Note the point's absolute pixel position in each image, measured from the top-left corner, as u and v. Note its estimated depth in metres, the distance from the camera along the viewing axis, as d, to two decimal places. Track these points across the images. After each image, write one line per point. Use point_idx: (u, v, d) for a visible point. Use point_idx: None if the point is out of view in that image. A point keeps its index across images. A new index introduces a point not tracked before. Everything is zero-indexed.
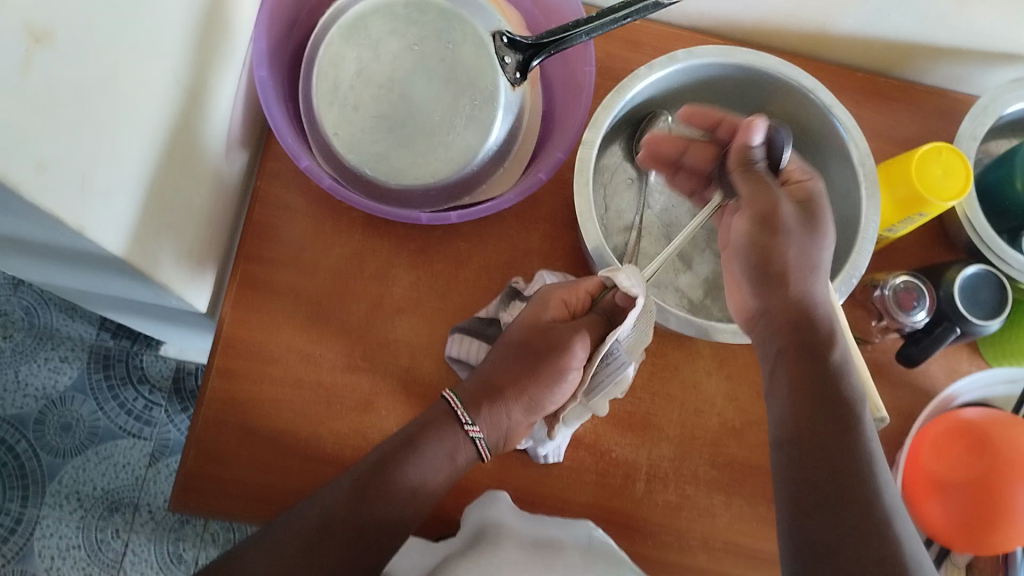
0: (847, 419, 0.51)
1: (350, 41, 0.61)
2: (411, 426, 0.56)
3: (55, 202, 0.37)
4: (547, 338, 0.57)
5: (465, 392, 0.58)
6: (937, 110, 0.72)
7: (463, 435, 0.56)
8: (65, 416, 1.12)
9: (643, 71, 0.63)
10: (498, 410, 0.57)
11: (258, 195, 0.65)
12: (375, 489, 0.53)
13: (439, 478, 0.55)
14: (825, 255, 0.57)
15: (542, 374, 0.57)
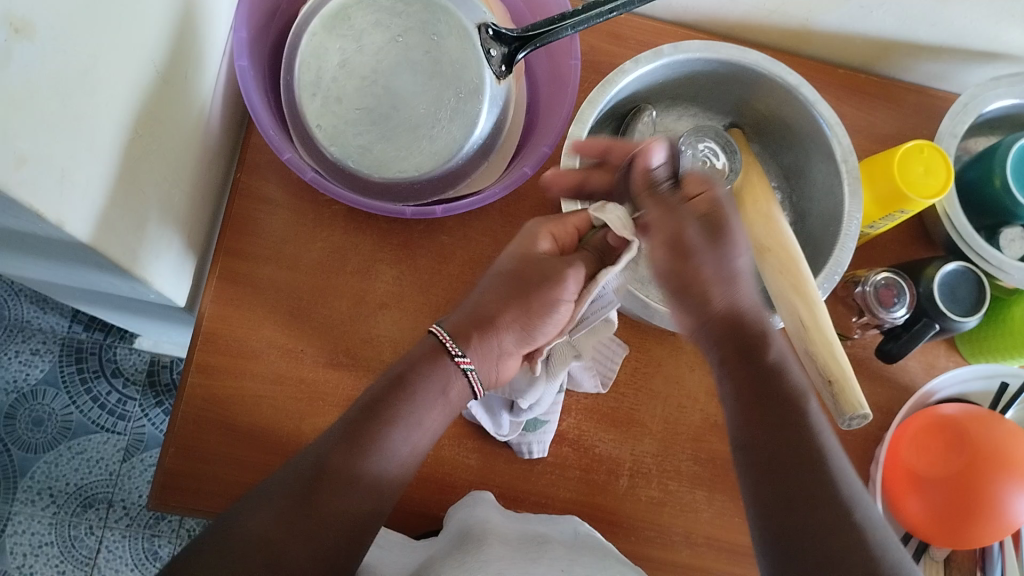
0: (790, 419, 0.47)
1: (332, 32, 0.61)
2: (398, 367, 0.54)
3: (36, 196, 0.37)
4: (540, 269, 0.55)
5: (453, 322, 0.55)
6: (915, 106, 0.73)
7: (454, 367, 0.53)
8: (37, 410, 1.14)
9: (629, 65, 0.62)
10: (489, 339, 0.54)
11: (239, 188, 0.65)
12: (370, 436, 0.50)
13: (431, 419, 0.53)
14: (789, 239, 0.59)
15: (534, 302, 0.54)
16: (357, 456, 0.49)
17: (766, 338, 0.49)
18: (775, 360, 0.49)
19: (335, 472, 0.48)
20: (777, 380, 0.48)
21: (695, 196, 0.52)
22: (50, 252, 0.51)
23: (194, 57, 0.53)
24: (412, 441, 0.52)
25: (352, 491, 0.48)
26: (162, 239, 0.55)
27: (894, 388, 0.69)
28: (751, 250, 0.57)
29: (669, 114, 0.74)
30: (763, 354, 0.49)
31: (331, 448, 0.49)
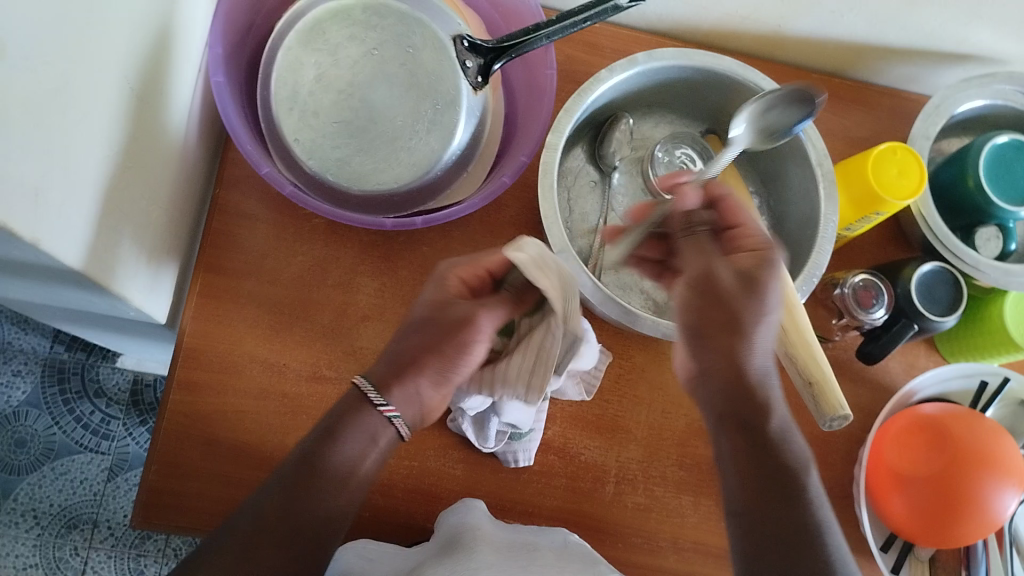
0: (795, 496, 0.49)
1: (308, 46, 0.61)
2: (327, 417, 0.53)
3: (8, 215, 0.36)
4: (450, 314, 0.54)
5: (378, 370, 0.54)
6: (889, 110, 0.74)
7: (378, 416, 0.52)
8: (19, 432, 1.12)
9: (605, 74, 0.63)
10: (407, 384, 0.54)
11: (217, 203, 0.65)
12: (309, 479, 0.50)
13: (366, 461, 0.52)
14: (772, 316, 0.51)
15: (448, 350, 0.54)
16: (306, 487, 0.50)
17: (770, 405, 0.51)
18: (778, 429, 0.51)
19: (297, 484, 0.50)
20: (784, 452, 0.50)
21: (749, 245, 0.53)
22: (26, 272, 0.50)
23: (168, 72, 0.53)
24: (366, 465, 0.52)
25: (316, 499, 0.50)
26: (140, 256, 0.55)
27: (876, 389, 0.70)
28: (757, 337, 0.51)
29: (646, 121, 0.74)
30: (763, 423, 0.51)
31: (270, 494, 0.49)
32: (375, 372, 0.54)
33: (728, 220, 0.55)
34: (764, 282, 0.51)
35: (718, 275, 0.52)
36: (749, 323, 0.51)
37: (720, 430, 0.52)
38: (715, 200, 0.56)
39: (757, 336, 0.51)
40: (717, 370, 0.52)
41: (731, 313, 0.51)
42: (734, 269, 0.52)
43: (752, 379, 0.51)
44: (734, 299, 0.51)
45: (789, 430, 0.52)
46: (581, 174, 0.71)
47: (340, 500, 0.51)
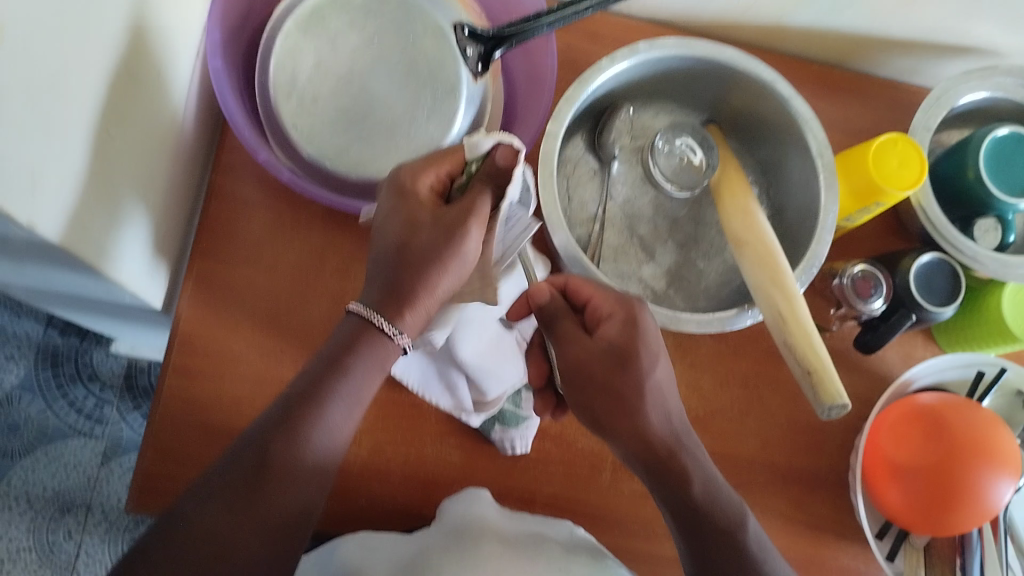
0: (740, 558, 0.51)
1: (307, 32, 0.60)
2: (336, 343, 0.49)
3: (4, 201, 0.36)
4: (435, 228, 0.49)
5: (374, 292, 0.50)
6: (889, 101, 0.74)
7: (390, 346, 0.49)
8: (12, 416, 1.12)
9: (605, 62, 0.62)
10: (413, 308, 0.49)
11: (214, 189, 0.64)
12: (302, 423, 0.47)
13: (369, 391, 0.50)
14: (659, 377, 0.53)
15: (439, 262, 0.48)
16: (294, 428, 0.47)
17: (689, 475, 0.52)
18: (701, 493, 0.52)
19: (289, 429, 0.47)
20: (713, 512, 0.51)
21: (605, 313, 0.54)
22: (20, 255, 0.50)
23: (165, 55, 0.52)
24: (346, 423, 0.49)
25: (306, 468, 0.47)
26: (135, 240, 0.55)
27: (872, 379, 0.70)
28: (647, 402, 0.52)
29: (646, 110, 0.73)
30: (687, 492, 0.52)
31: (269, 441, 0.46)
32: (372, 296, 0.50)
33: (582, 300, 0.55)
34: (636, 351, 0.52)
35: (592, 355, 0.53)
36: (632, 390, 0.52)
37: (643, 479, 0.54)
38: (564, 289, 0.55)
39: (651, 413, 0.52)
40: (621, 442, 0.53)
41: (618, 392, 0.52)
42: (601, 343, 0.53)
43: (662, 447, 0.52)
44: (631, 371, 0.52)
45: (713, 486, 0.52)
46: (580, 163, 0.71)
47: (319, 476, 0.48)
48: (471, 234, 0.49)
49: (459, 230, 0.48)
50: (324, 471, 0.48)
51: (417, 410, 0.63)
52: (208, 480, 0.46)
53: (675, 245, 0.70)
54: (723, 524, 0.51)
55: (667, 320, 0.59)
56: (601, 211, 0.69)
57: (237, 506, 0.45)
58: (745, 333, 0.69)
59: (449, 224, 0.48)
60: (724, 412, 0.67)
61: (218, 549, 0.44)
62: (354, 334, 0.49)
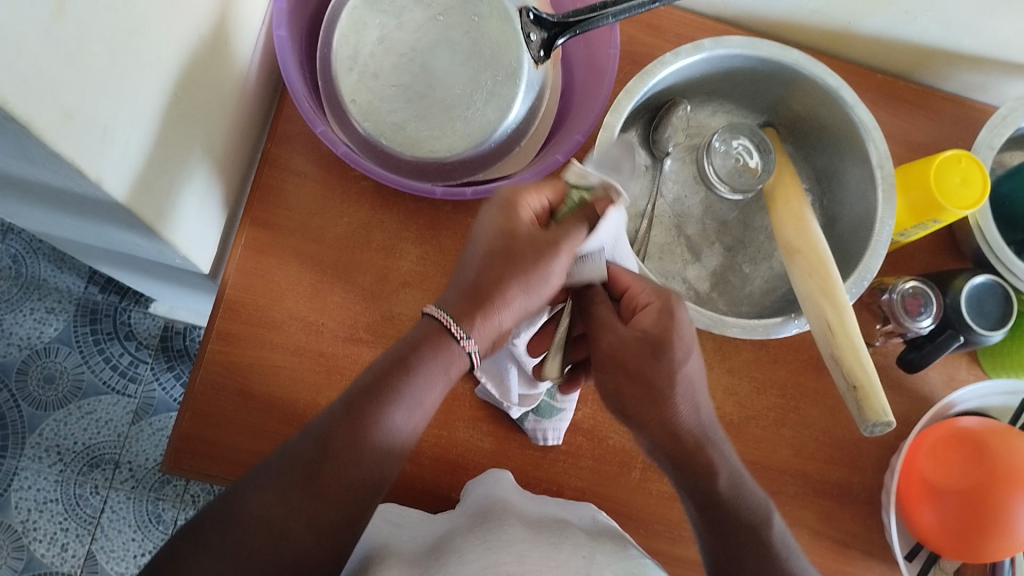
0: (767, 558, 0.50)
1: (373, 6, 0.60)
2: (404, 344, 0.48)
3: (77, 153, 0.36)
4: (527, 239, 0.48)
5: (452, 297, 0.49)
6: (951, 117, 0.73)
7: (457, 349, 0.48)
8: (48, 368, 1.14)
9: (669, 57, 0.62)
10: (491, 315, 0.48)
11: (268, 158, 0.65)
12: (366, 418, 0.46)
13: (436, 396, 0.49)
14: (694, 371, 0.52)
15: (530, 271, 0.48)
16: (352, 418, 0.46)
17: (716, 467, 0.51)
18: (728, 489, 0.51)
19: (348, 421, 0.46)
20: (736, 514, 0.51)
21: (644, 302, 0.53)
22: (80, 209, 0.50)
23: (235, 21, 0.53)
24: (409, 425, 0.48)
25: (366, 463, 0.45)
26: (192, 203, 0.55)
27: (913, 398, 0.69)
28: (680, 393, 0.51)
29: (703, 109, 0.73)
30: (712, 485, 0.51)
31: (331, 428, 0.46)
32: (451, 300, 0.49)
33: (619, 290, 0.55)
34: (672, 340, 0.51)
35: (622, 339, 0.51)
36: (666, 381, 0.51)
37: (667, 470, 0.53)
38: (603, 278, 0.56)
39: (683, 410, 0.51)
40: (648, 431, 0.52)
41: (649, 380, 0.51)
42: (638, 331, 0.52)
43: (691, 440, 0.51)
44: (665, 360, 0.51)
45: (739, 480, 0.52)
46: None
47: (379, 476, 0.46)
48: (562, 257, 0.48)
49: (551, 249, 0.47)
50: (385, 472, 0.47)
51: (452, 393, 0.63)
52: (262, 470, 0.45)
53: (722, 248, 0.69)
54: (750, 520, 0.51)
55: (712, 323, 0.59)
56: (650, 207, 0.68)
57: (291, 496, 0.44)
58: (787, 342, 0.68)
59: (545, 242, 0.48)
60: (760, 420, 0.67)
61: (269, 536, 0.43)
62: (427, 337, 0.48)
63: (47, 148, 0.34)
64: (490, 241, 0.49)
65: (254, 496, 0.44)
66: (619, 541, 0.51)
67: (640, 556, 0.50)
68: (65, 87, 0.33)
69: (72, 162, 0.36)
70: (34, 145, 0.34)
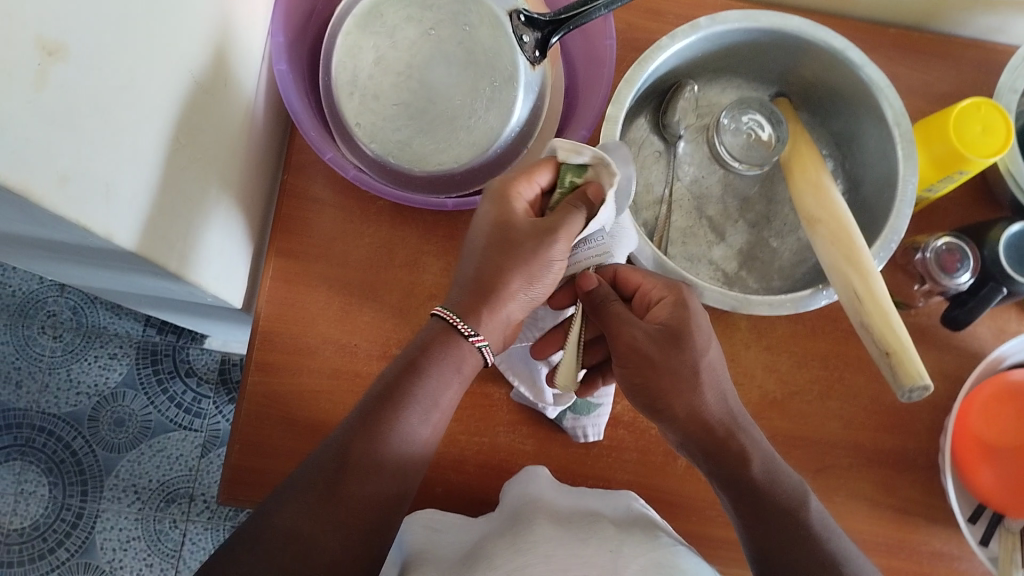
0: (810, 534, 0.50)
1: (366, 29, 0.61)
2: (410, 349, 0.51)
3: (80, 211, 0.38)
4: (519, 230, 0.51)
5: (458, 296, 0.52)
6: (973, 63, 0.70)
7: (468, 346, 0.51)
8: (118, 412, 1.18)
9: (666, 41, 0.61)
10: (496, 309, 0.52)
11: (286, 188, 0.66)
12: (384, 423, 0.48)
13: (449, 395, 0.51)
14: (713, 359, 0.53)
15: (527, 260, 0.50)
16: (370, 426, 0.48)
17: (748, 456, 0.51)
18: (762, 472, 0.51)
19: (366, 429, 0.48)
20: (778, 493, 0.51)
21: (656, 298, 0.54)
22: (107, 261, 0.53)
23: (232, 63, 0.54)
24: (424, 429, 0.50)
25: (386, 471, 0.48)
26: (213, 243, 0.57)
27: (962, 356, 0.67)
28: (704, 380, 0.51)
29: (712, 87, 0.72)
30: (746, 472, 0.51)
31: (349, 437, 0.48)
32: (460, 297, 0.52)
33: (631, 289, 0.56)
34: (689, 329, 0.52)
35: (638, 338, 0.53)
36: (690, 369, 0.51)
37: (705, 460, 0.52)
38: (612, 280, 0.57)
39: (708, 398, 0.52)
40: (677, 425, 0.52)
41: (671, 371, 0.51)
42: (656, 325, 0.53)
43: (720, 427, 0.51)
44: (686, 349, 0.52)
45: (775, 468, 0.52)
46: (645, 144, 0.70)
47: (398, 482, 0.49)
48: (560, 244, 0.51)
49: (546, 236, 0.50)
50: (405, 476, 0.49)
51: (488, 400, 0.63)
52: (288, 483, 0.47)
53: (746, 225, 0.68)
54: (787, 504, 0.50)
55: (737, 303, 0.58)
56: (668, 193, 0.68)
57: (318, 504, 0.46)
58: (823, 313, 0.67)
59: (540, 230, 0.50)
60: (804, 394, 0.65)
61: (300, 547, 0.44)
62: (439, 333, 0.52)
63: (49, 210, 0.35)
64: (487, 234, 0.52)
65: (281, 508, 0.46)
66: (655, 535, 0.51)
67: (672, 541, 0.51)
68: (57, 152, 0.35)
69: (76, 222, 0.37)
70: (37, 210, 0.36)
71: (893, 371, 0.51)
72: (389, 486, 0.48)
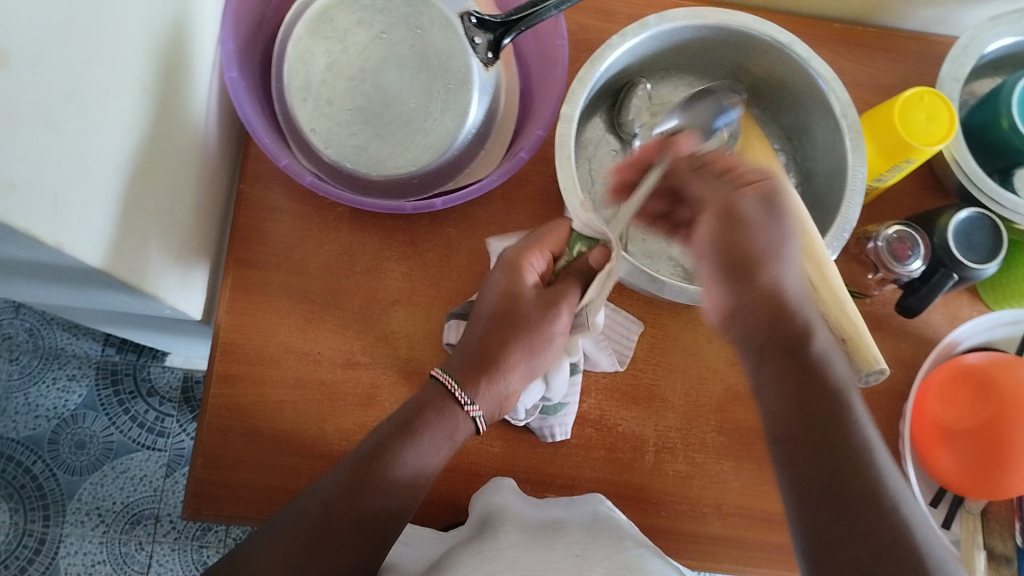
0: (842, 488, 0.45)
1: (317, 35, 0.61)
2: (407, 409, 0.55)
3: (30, 221, 0.37)
4: (523, 309, 0.56)
5: (459, 362, 0.56)
6: (917, 56, 0.72)
7: (462, 414, 0.55)
8: (78, 434, 1.16)
9: (616, 40, 0.62)
10: (495, 383, 0.55)
11: (243, 197, 0.66)
12: (371, 478, 0.52)
13: (440, 454, 0.55)
14: (791, 242, 0.53)
15: (531, 335, 0.56)
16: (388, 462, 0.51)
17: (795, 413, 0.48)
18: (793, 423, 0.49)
19: (355, 477, 0.52)
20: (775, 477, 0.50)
21: (754, 180, 0.56)
22: (61, 277, 0.52)
23: (185, 69, 0.54)
24: (418, 459, 0.53)
25: (385, 500, 0.52)
26: (171, 254, 0.56)
27: (917, 342, 0.68)
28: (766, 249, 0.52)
29: (664, 85, 0.73)
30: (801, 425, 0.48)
31: (337, 488, 0.52)
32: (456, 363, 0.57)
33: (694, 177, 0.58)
34: (790, 199, 0.54)
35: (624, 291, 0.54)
36: (767, 247, 0.52)
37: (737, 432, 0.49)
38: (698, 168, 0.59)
39: (774, 263, 0.52)
40: (749, 303, 0.52)
41: (773, 241, 0.52)
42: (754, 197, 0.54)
43: (789, 309, 0.51)
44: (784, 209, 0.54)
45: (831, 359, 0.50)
46: (601, 144, 0.71)
47: (395, 506, 0.53)
48: (561, 318, 0.56)
49: (553, 308, 0.56)
50: (403, 505, 0.53)
51: None
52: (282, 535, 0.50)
53: None
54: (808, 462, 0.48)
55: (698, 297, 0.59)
56: None
57: (298, 544, 0.49)
58: None
59: (545, 303, 0.56)
60: None
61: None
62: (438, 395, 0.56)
63: None
64: (494, 303, 0.57)
65: (258, 554, 0.49)
66: (622, 542, 0.53)
67: (635, 547, 0.52)
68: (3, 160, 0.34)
69: (25, 232, 0.37)
70: None
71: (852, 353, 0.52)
72: (387, 516, 0.52)
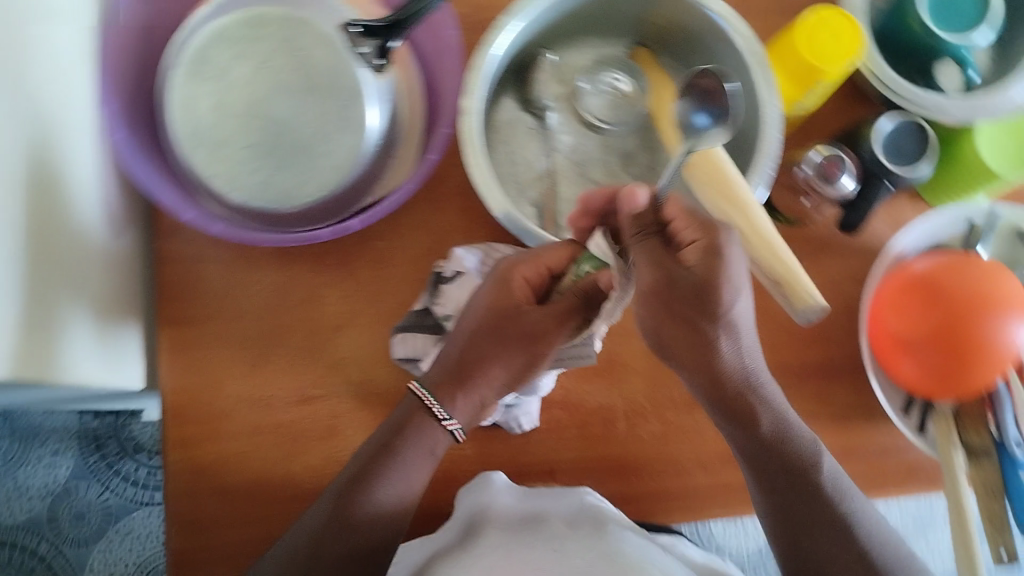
0: None
1: (198, 76, 0.59)
2: (385, 431, 0.56)
3: None
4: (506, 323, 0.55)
5: (433, 376, 0.57)
6: None
7: (442, 430, 0.56)
8: (75, 506, 1.15)
9: (506, 19, 0.60)
10: (472, 391, 0.56)
11: (163, 255, 0.64)
12: (357, 507, 0.54)
13: (422, 475, 0.57)
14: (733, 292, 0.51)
15: (511, 351, 0.56)
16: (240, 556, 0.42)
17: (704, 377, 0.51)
18: None
19: (338, 508, 0.54)
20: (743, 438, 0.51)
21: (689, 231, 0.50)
22: None
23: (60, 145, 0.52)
24: (401, 488, 0.56)
25: (367, 530, 0.54)
26: None
27: (866, 256, 0.68)
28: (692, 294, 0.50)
29: (571, 50, 0.72)
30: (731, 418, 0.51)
31: (322, 520, 0.54)
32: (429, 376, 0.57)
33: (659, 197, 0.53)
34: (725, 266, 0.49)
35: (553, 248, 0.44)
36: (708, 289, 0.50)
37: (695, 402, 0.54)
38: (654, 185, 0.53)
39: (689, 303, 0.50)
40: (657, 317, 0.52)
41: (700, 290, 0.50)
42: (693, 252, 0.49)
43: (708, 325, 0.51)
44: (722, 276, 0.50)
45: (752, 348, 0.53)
46: (516, 122, 0.69)
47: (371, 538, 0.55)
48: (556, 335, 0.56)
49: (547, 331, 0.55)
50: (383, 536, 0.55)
51: None
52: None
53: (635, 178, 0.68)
54: None
55: None
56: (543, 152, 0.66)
57: None
58: None
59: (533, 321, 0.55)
60: None
61: None
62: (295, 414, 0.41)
63: None
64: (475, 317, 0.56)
65: None
66: (609, 530, 0.57)
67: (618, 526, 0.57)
68: None
69: None
70: None
71: (788, 283, 0.50)
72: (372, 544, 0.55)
